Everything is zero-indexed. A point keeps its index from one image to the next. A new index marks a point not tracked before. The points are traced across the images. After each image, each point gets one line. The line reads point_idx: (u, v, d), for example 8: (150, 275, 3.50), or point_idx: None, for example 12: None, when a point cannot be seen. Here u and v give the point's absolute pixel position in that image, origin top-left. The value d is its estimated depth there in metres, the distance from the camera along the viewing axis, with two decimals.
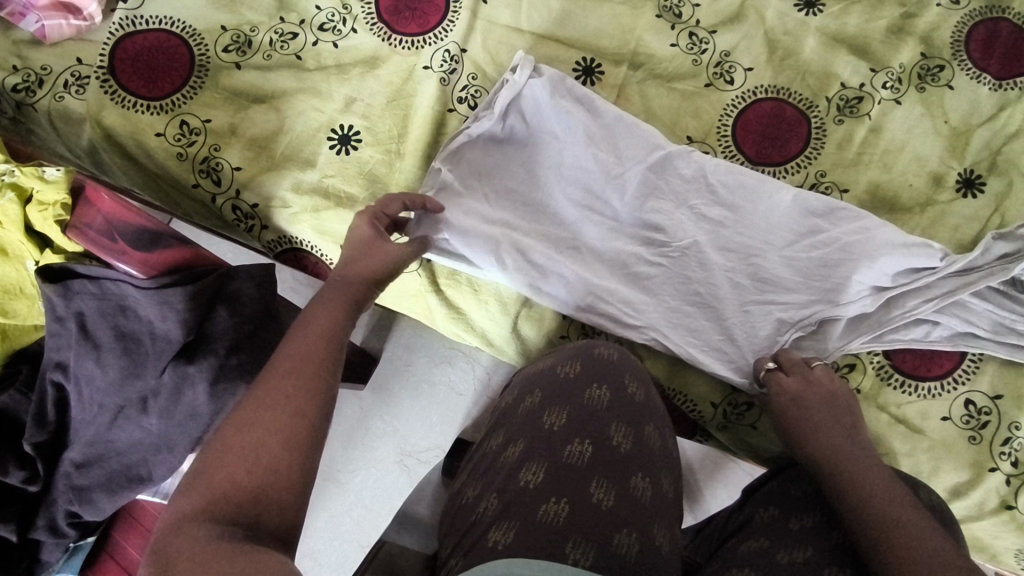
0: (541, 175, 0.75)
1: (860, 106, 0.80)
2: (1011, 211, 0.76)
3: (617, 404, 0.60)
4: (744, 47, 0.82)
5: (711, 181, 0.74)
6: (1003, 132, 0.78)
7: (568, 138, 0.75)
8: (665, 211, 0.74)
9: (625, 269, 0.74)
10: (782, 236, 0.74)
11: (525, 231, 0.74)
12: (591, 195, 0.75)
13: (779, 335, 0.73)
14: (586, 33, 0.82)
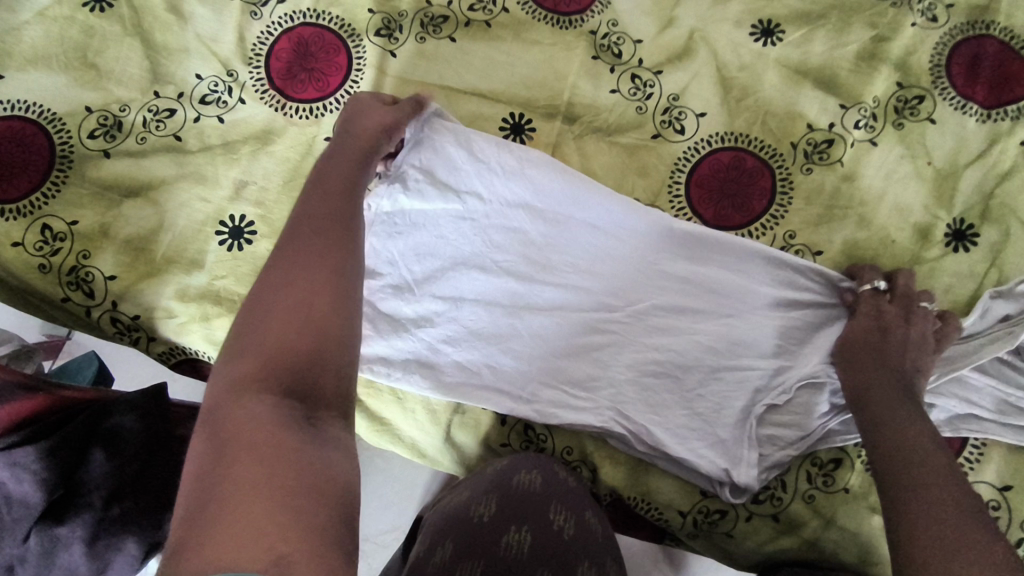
0: (461, 239, 0.64)
1: (830, 150, 0.69)
2: (1009, 264, 0.66)
3: (541, 549, 0.51)
4: (694, 88, 0.71)
5: (666, 237, 0.63)
6: (995, 171, 0.68)
7: (496, 196, 0.64)
8: (615, 262, 0.64)
9: (573, 347, 0.63)
10: (748, 299, 0.62)
11: (451, 315, 0.63)
12: (527, 256, 0.64)
13: (750, 407, 0.61)
14: (513, 84, 0.71)
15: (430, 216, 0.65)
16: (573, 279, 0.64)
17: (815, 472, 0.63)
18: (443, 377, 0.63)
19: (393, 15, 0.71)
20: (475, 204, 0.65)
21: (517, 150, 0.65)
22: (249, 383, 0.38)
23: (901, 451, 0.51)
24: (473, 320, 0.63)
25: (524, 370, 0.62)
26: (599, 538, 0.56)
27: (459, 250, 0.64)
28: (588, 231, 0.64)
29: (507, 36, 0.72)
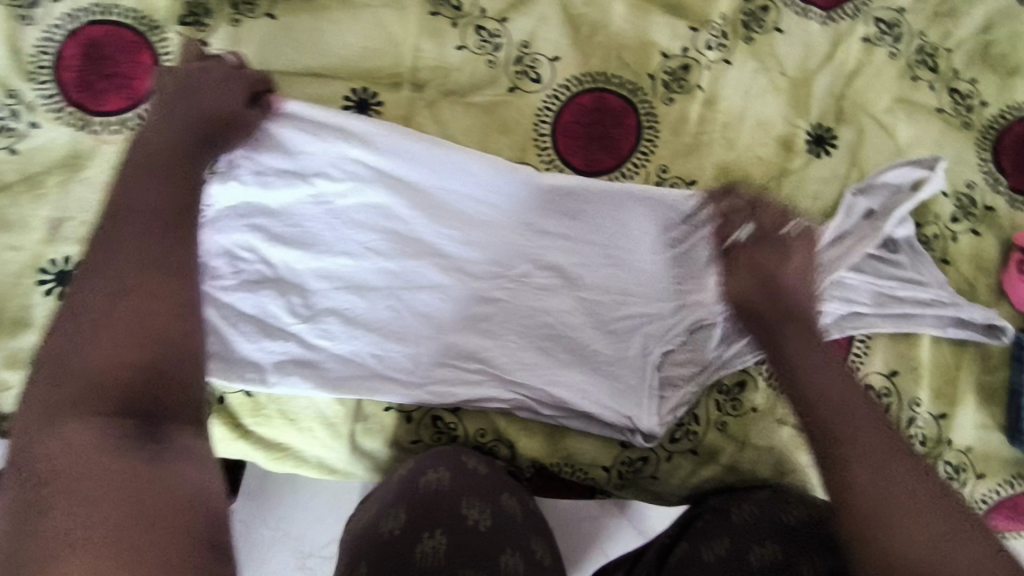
0: (322, 232, 0.58)
1: (688, 76, 0.68)
2: (868, 160, 0.69)
3: (457, 551, 0.49)
4: (543, 32, 0.68)
5: (546, 194, 0.62)
6: (841, 73, 0.71)
7: (351, 172, 0.59)
8: (494, 228, 0.61)
9: (464, 321, 0.60)
10: (635, 237, 0.62)
11: (327, 309, 0.58)
12: (398, 236, 0.59)
13: (647, 353, 0.61)
14: (349, 56, 0.65)
15: (278, 204, 0.58)
16: (453, 253, 0.60)
17: (723, 399, 0.64)
18: (333, 370, 0.58)
19: None
20: (326, 185, 0.59)
21: (365, 123, 0.60)
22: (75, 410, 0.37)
23: (824, 392, 0.48)
24: (351, 307, 0.58)
25: (412, 358, 0.59)
26: (517, 521, 0.56)
27: (320, 246, 0.58)
28: (454, 199, 0.61)
29: (334, 3, 0.65)
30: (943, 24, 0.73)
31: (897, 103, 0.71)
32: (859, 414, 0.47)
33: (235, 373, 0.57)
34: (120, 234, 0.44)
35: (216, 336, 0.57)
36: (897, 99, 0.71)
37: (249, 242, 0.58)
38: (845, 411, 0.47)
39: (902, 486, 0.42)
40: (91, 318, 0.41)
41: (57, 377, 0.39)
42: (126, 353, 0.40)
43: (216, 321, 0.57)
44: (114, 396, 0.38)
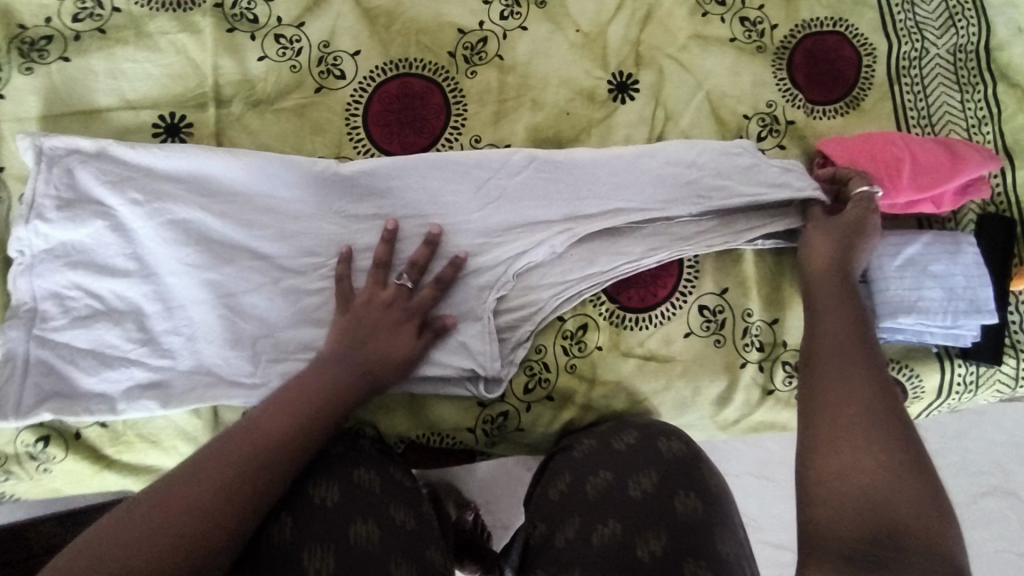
0: (144, 252, 0.62)
1: (486, 48, 0.71)
2: (670, 98, 0.73)
3: (306, 529, 0.51)
4: (341, 30, 0.70)
5: (352, 180, 0.66)
6: (635, 19, 0.74)
7: (152, 194, 0.62)
8: (311, 220, 0.65)
9: (296, 315, 0.64)
10: (445, 200, 0.67)
11: (164, 328, 0.62)
12: (212, 245, 0.63)
13: (477, 303, 0.66)
14: (151, 85, 0.67)
15: (87, 240, 0.61)
16: (271, 253, 0.64)
17: (568, 343, 0.69)
18: (181, 381, 0.62)
19: None
20: (130, 212, 0.61)
21: (157, 149, 0.63)
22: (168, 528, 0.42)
23: (825, 358, 0.54)
24: (186, 321, 0.62)
25: (256, 360, 0.63)
26: (375, 490, 0.57)
27: (140, 275, 0.62)
28: (254, 202, 0.64)
29: (128, 37, 0.67)
30: None
31: (692, 39, 0.75)
32: (851, 377, 0.52)
33: (81, 404, 0.60)
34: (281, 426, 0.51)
35: (55, 374, 0.60)
36: (691, 36, 0.75)
37: (74, 284, 0.61)
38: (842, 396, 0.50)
39: (867, 450, 0.46)
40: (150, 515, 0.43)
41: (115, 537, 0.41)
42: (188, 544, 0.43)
43: (49, 360, 0.60)
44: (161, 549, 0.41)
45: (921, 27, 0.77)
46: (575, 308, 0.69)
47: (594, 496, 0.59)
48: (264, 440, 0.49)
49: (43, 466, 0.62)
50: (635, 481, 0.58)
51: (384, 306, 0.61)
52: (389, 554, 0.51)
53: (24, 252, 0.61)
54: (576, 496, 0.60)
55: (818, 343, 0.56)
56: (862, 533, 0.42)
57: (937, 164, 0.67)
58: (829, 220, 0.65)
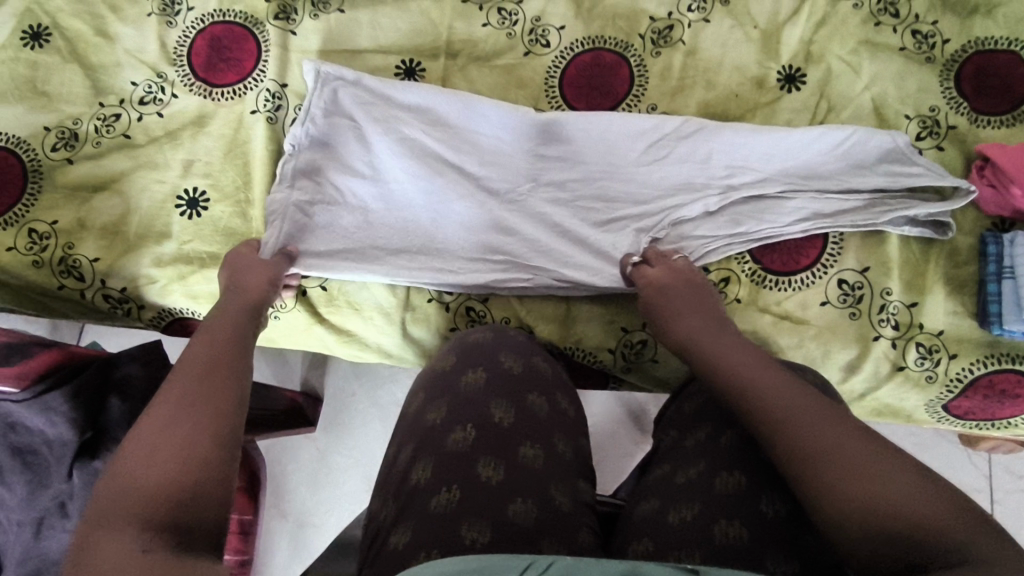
0: (379, 163, 0.77)
1: (672, 34, 0.83)
2: (835, 93, 0.80)
3: (493, 383, 0.64)
4: (552, 9, 0.84)
5: (548, 128, 0.77)
6: (810, 22, 0.82)
7: (398, 118, 0.77)
8: (507, 156, 0.78)
9: (486, 229, 0.76)
10: (622, 154, 0.77)
11: (387, 222, 0.76)
12: (432, 163, 0.77)
13: (637, 243, 0.74)
14: (399, 36, 0.84)
15: (342, 145, 0.77)
16: (476, 176, 0.77)
17: None
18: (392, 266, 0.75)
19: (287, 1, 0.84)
20: (378, 129, 0.77)
21: (402, 84, 0.78)
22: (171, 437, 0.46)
23: (760, 395, 0.52)
24: (404, 218, 0.76)
25: (446, 261, 0.75)
26: (548, 378, 0.68)
27: (376, 179, 0.77)
28: (466, 133, 0.78)
29: None
30: None
31: (861, 45, 0.82)
32: (804, 407, 0.49)
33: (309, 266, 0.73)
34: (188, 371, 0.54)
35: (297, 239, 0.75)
36: (861, 42, 0.82)
37: (326, 178, 0.77)
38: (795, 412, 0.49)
39: (860, 450, 0.45)
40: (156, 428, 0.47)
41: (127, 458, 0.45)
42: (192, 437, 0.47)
43: (296, 232, 0.75)
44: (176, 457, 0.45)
45: None
46: (720, 262, 0.76)
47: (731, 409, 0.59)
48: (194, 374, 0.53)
49: (275, 314, 0.77)
50: None
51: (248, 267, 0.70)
52: (552, 426, 0.63)
53: (294, 145, 0.77)
54: (712, 409, 0.61)
55: (741, 382, 0.54)
56: (890, 552, 0.40)
57: None
58: (673, 264, 0.70)
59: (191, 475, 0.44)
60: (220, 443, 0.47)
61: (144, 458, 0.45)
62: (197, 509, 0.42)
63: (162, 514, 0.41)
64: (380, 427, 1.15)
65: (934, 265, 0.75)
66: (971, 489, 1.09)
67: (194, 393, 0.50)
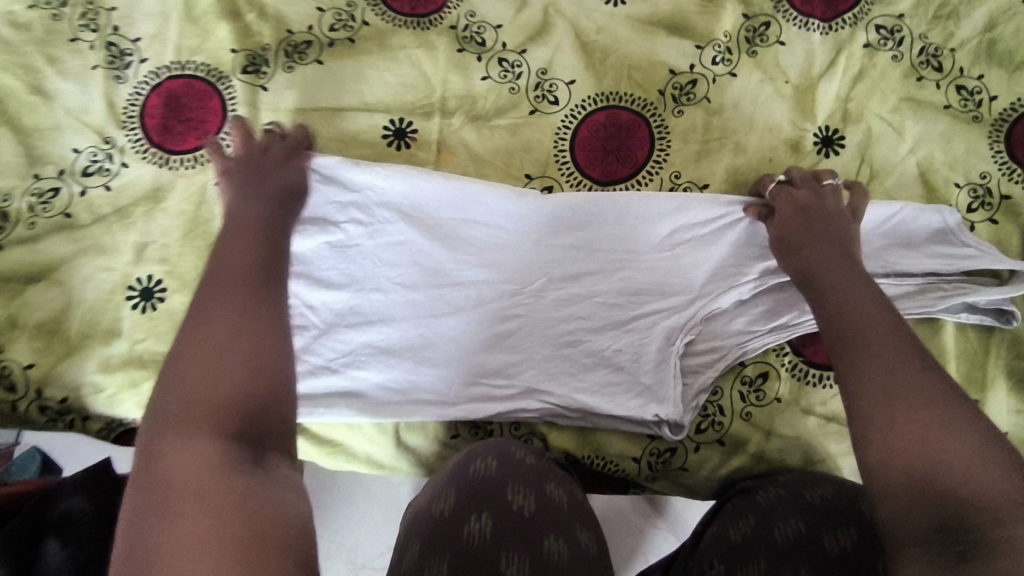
0: (360, 266, 0.66)
1: (695, 90, 0.74)
2: (877, 157, 0.72)
3: (502, 528, 0.52)
4: (559, 61, 0.75)
5: (554, 215, 0.67)
6: (847, 77, 0.74)
7: (380, 214, 0.66)
8: (509, 245, 0.67)
9: (487, 339, 0.66)
10: (644, 240, 0.67)
11: (373, 339, 0.66)
12: (421, 267, 0.66)
13: (665, 347, 0.66)
14: (387, 91, 0.73)
15: (311, 253, 0.65)
16: (472, 279, 0.67)
17: (747, 389, 0.67)
18: (383, 390, 0.66)
19: (256, 50, 0.73)
20: (357, 230, 0.66)
21: (377, 167, 0.66)
22: (213, 357, 0.41)
23: (865, 335, 0.48)
24: (392, 334, 0.66)
25: (447, 375, 0.66)
26: (564, 508, 0.58)
27: (357, 288, 0.66)
28: (453, 218, 0.67)
29: (373, 48, 0.74)
30: (945, 26, 0.75)
31: (904, 102, 0.74)
32: (904, 361, 0.46)
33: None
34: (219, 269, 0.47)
35: None
36: (903, 98, 0.74)
37: (293, 293, 0.65)
38: (886, 378, 0.45)
39: (939, 413, 0.42)
40: (200, 342, 0.42)
41: (164, 400, 0.40)
42: (229, 373, 0.41)
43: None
44: (221, 394, 0.40)
45: None
46: (757, 355, 0.67)
47: (784, 545, 0.55)
48: (237, 276, 0.47)
49: None
50: (831, 534, 0.55)
51: (262, 151, 0.60)
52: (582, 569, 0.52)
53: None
54: (759, 543, 0.56)
55: (835, 321, 0.51)
56: (933, 512, 0.38)
57: None
58: (793, 196, 0.63)
59: (233, 416, 0.39)
60: (270, 379, 0.42)
61: (188, 376, 0.40)
62: (264, 437, 0.40)
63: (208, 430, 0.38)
64: (365, 507, 0.97)
65: (994, 356, 0.67)
66: None
67: (239, 316, 0.44)
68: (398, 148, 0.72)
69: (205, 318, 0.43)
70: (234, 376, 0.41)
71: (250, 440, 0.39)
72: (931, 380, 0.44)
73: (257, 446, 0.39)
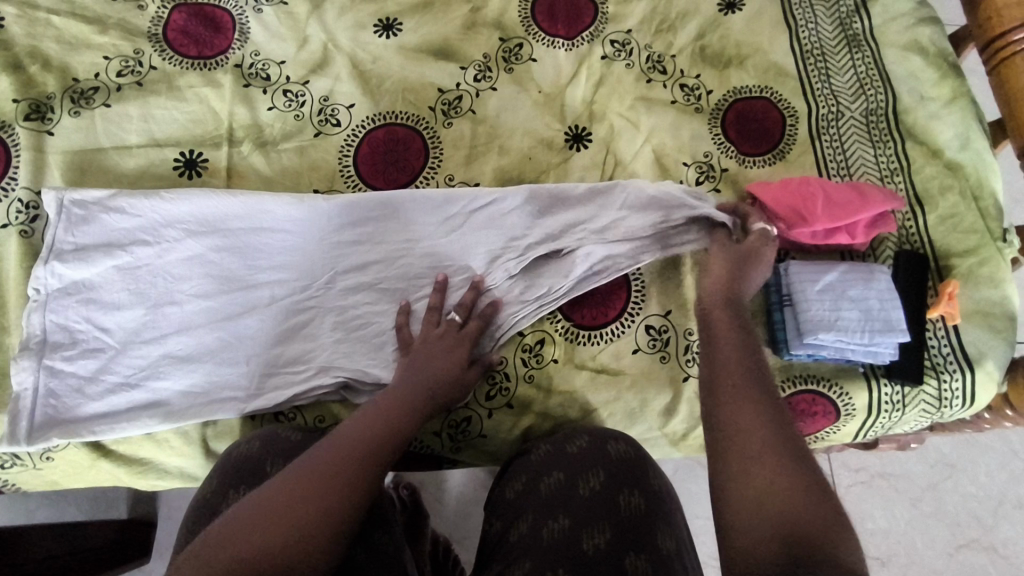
0: (155, 279, 0.71)
1: (461, 103, 0.84)
2: (619, 148, 0.85)
3: None
4: (339, 88, 0.83)
5: (335, 216, 0.76)
6: (590, 84, 0.87)
7: (166, 235, 0.72)
8: (298, 246, 0.75)
9: (282, 333, 0.73)
10: (421, 229, 0.77)
11: (169, 349, 0.70)
12: (217, 277, 0.72)
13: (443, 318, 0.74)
14: (176, 127, 0.79)
15: (98, 278, 0.70)
16: (267, 282, 0.74)
17: (527, 355, 0.76)
18: (184, 397, 0.69)
19: (41, 99, 0.77)
20: (144, 251, 0.71)
21: (161, 194, 0.72)
22: (304, 490, 0.53)
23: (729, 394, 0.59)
24: (189, 340, 0.70)
25: (246, 371, 0.71)
26: None
27: (150, 306, 0.70)
28: (247, 233, 0.74)
29: (161, 89, 0.80)
30: (665, 37, 0.91)
31: (638, 101, 0.87)
32: (758, 423, 0.56)
33: (83, 427, 0.67)
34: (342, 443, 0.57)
35: (57, 379, 0.67)
36: (637, 98, 0.87)
37: (86, 317, 0.69)
38: (750, 435, 0.55)
39: (767, 461, 0.53)
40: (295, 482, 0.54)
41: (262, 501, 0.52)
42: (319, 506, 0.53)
43: (56, 389, 0.67)
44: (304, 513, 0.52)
45: (836, 95, 0.90)
46: (534, 324, 0.77)
47: (547, 495, 0.63)
48: (371, 440, 0.58)
49: (47, 454, 0.68)
50: (585, 480, 0.63)
51: (439, 337, 0.70)
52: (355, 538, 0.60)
53: (41, 289, 0.69)
54: (528, 496, 0.64)
55: (716, 371, 0.62)
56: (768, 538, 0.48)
57: (848, 201, 0.77)
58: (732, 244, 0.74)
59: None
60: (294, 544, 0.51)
61: (248, 531, 0.50)
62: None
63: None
64: None
65: None
66: None
67: (328, 468, 0.55)
68: (189, 178, 0.77)
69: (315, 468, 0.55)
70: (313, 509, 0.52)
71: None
72: (767, 438, 0.54)
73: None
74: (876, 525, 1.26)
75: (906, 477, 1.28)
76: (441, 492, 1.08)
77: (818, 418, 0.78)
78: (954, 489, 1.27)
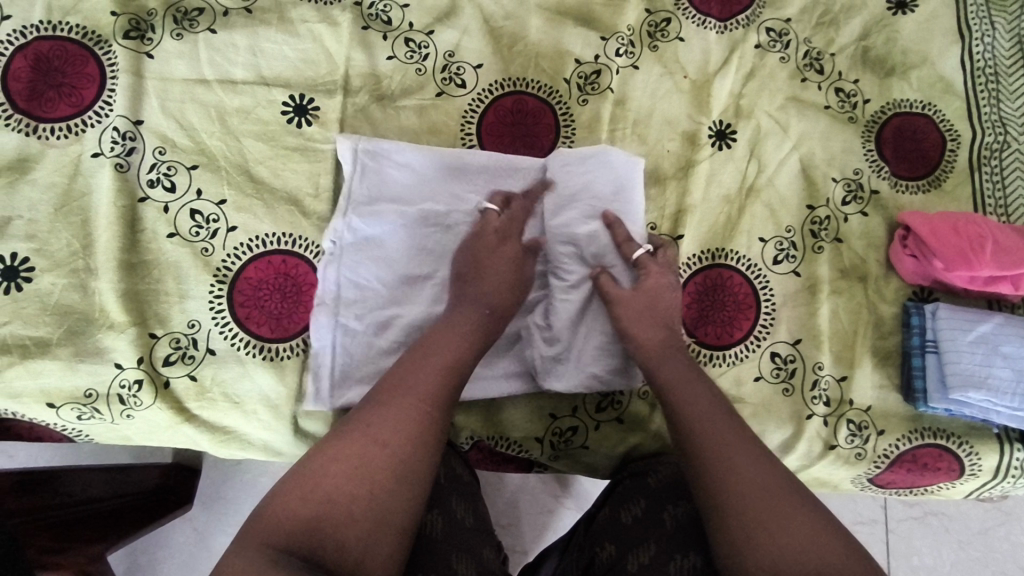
0: (352, 240, 0.65)
1: (599, 80, 0.76)
2: (766, 152, 0.77)
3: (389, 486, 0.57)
4: (467, 43, 0.74)
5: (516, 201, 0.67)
6: (739, 76, 0.78)
7: (356, 197, 0.66)
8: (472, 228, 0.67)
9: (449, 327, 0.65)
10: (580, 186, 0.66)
11: (402, 331, 0.63)
12: (449, 258, 0.65)
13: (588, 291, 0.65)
14: (286, 66, 0.70)
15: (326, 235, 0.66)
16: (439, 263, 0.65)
17: None
18: None
19: (142, 15, 0.69)
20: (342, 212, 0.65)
21: (364, 146, 0.67)
22: (377, 434, 0.47)
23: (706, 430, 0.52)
24: (425, 322, 0.64)
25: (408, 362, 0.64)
26: (438, 482, 0.60)
27: (350, 287, 0.64)
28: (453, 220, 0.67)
29: (271, 19, 0.71)
30: (826, 32, 0.81)
31: (789, 101, 0.78)
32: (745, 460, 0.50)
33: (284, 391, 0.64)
34: (406, 376, 0.52)
35: (209, 328, 0.64)
36: (789, 98, 0.79)
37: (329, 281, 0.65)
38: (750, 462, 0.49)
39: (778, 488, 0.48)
40: (365, 426, 0.48)
41: (342, 445, 0.47)
42: (384, 451, 0.46)
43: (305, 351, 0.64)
44: (377, 460, 0.46)
45: (1005, 122, 0.81)
46: None
47: (671, 527, 0.57)
48: (423, 388, 0.51)
49: (127, 412, 0.62)
50: None
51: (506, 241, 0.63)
52: (453, 547, 0.54)
53: (193, 233, 0.65)
54: (648, 525, 0.59)
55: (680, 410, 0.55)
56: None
57: (1016, 248, 0.70)
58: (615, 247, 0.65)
59: (310, 531, 0.42)
60: (363, 503, 0.44)
61: (315, 486, 0.44)
62: (330, 528, 0.42)
63: (294, 542, 0.41)
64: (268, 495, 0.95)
65: (862, 337, 0.74)
66: (868, 520, 1.10)
67: (390, 412, 0.49)
68: (298, 125, 0.69)
69: (377, 416, 0.49)
70: (385, 448, 0.47)
71: (302, 525, 0.42)
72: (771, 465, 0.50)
73: (314, 529, 0.42)
74: (922, 563, 1.09)
75: (961, 518, 1.10)
76: (499, 484, 1.04)
77: (940, 473, 0.73)
78: (1003, 536, 1.09)
